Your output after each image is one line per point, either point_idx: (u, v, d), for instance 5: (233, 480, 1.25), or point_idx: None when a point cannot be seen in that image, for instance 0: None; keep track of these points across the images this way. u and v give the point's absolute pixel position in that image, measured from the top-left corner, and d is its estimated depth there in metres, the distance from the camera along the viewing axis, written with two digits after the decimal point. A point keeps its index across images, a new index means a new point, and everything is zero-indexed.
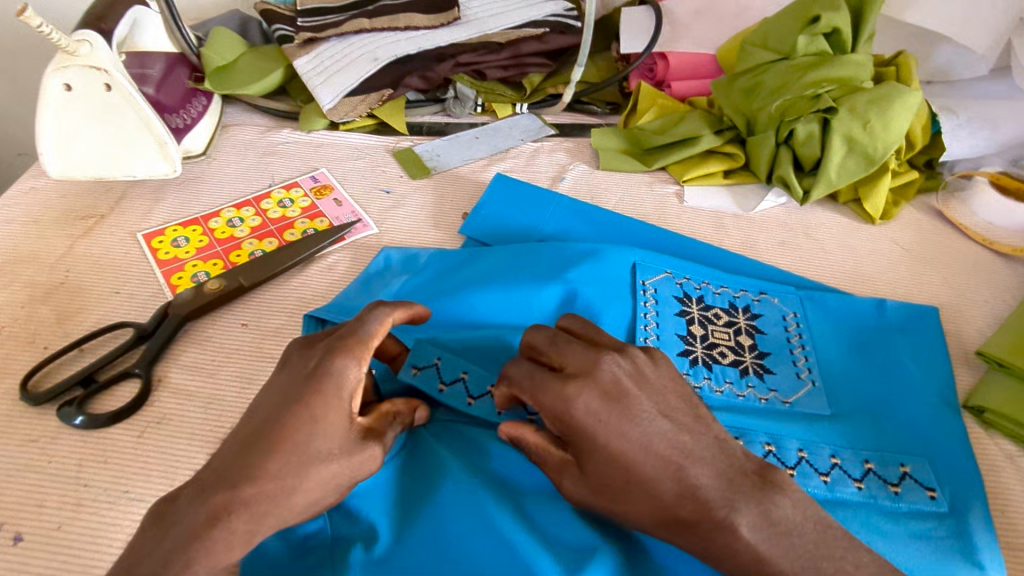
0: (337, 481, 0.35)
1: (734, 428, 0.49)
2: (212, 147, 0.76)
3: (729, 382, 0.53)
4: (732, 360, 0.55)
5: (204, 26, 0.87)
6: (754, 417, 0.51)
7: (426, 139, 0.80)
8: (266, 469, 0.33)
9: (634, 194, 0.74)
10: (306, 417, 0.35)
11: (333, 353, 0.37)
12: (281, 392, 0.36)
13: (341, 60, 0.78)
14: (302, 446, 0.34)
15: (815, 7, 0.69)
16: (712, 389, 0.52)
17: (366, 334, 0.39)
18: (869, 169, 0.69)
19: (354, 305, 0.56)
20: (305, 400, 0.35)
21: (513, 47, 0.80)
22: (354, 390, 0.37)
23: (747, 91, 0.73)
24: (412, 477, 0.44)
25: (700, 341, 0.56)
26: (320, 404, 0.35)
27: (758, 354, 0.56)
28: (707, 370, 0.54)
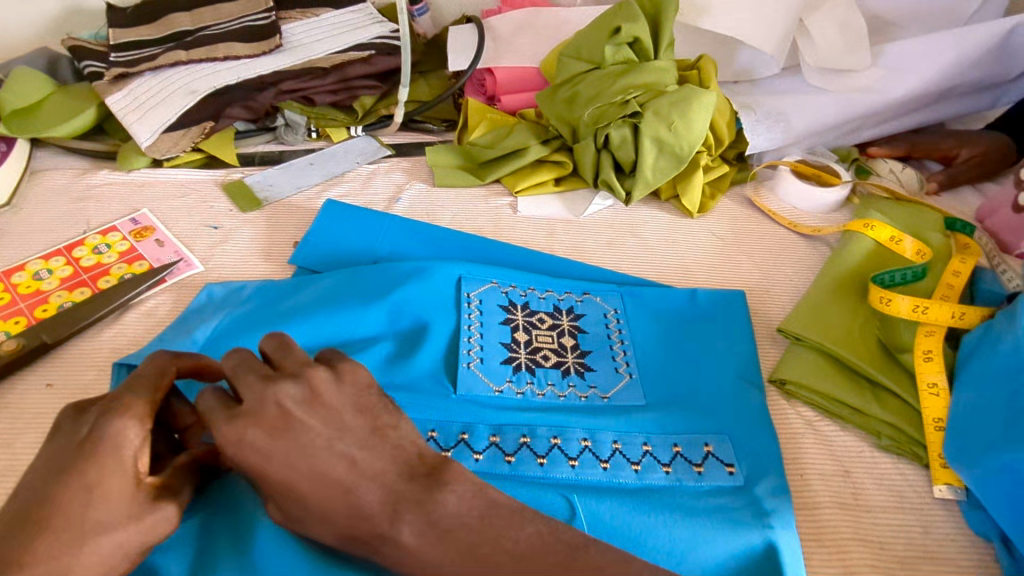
0: (125, 549, 0.36)
1: (553, 428, 0.52)
2: (18, 196, 0.71)
3: (550, 384, 0.57)
4: (554, 362, 0.58)
5: (6, 67, 0.82)
6: (573, 414, 0.54)
7: (258, 169, 0.79)
8: (35, 553, 0.33)
9: (468, 209, 0.76)
10: (79, 491, 0.35)
11: (108, 415, 0.37)
12: (54, 465, 0.36)
13: (157, 94, 0.76)
14: (77, 522, 0.34)
15: (616, 18, 0.73)
16: (534, 393, 0.56)
17: (133, 388, 0.39)
18: (680, 167, 0.74)
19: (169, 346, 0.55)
20: (77, 472, 0.35)
21: (338, 71, 0.80)
22: (135, 451, 0.37)
23: (567, 101, 0.77)
24: (219, 531, 0.42)
25: (524, 347, 0.59)
26: (94, 472, 0.35)
27: (579, 353, 0.59)
28: (530, 375, 0.57)
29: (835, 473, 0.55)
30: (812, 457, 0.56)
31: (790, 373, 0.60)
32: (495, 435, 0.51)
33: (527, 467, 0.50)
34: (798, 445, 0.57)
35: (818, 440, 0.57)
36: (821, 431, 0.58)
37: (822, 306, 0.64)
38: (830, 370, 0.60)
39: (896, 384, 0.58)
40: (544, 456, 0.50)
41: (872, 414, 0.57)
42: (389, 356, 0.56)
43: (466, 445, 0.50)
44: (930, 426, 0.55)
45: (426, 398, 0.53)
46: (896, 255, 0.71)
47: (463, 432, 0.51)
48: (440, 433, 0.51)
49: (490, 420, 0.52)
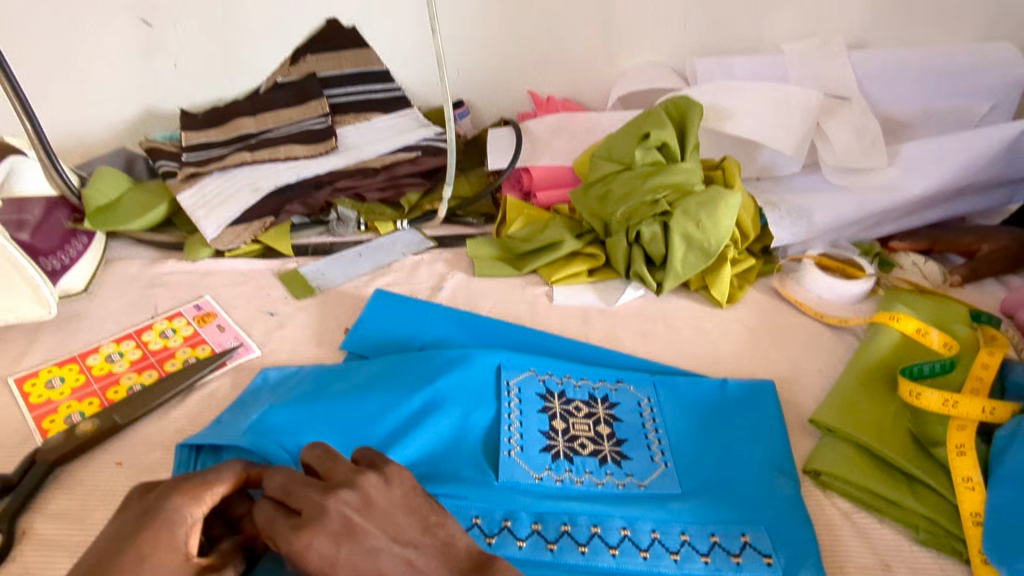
0: None
1: (593, 516, 0.54)
2: (94, 283, 0.78)
3: (588, 472, 0.59)
4: (592, 451, 0.61)
5: (89, 165, 0.90)
6: (612, 503, 0.56)
7: (311, 259, 0.84)
8: None
9: (507, 298, 0.80)
10: (133, 559, 0.40)
11: (171, 493, 0.43)
12: (117, 534, 0.42)
13: (223, 193, 0.83)
14: None
15: (645, 126, 0.80)
16: (573, 481, 0.58)
17: (210, 478, 0.45)
18: (708, 262, 0.78)
19: (228, 428, 0.58)
20: (137, 542, 0.41)
21: (387, 171, 0.88)
22: (188, 529, 0.42)
23: (600, 198, 0.82)
24: None
25: (561, 435, 0.62)
26: (149, 543, 0.41)
27: (616, 441, 0.61)
28: (568, 463, 0.59)
29: (876, 567, 0.55)
30: (853, 550, 0.56)
31: (825, 464, 0.61)
32: (537, 523, 0.54)
33: (570, 555, 0.52)
34: (837, 537, 0.57)
35: (857, 533, 0.58)
36: (858, 522, 0.59)
37: (851, 397, 0.67)
38: (863, 462, 0.61)
39: (931, 477, 0.59)
40: (586, 544, 0.52)
41: (909, 508, 0.58)
42: (435, 441, 0.59)
43: (511, 533, 0.53)
44: (969, 520, 0.56)
45: (472, 485, 0.56)
46: (924, 348, 0.73)
47: (506, 519, 0.54)
48: (484, 520, 0.53)
49: (532, 507, 0.55)
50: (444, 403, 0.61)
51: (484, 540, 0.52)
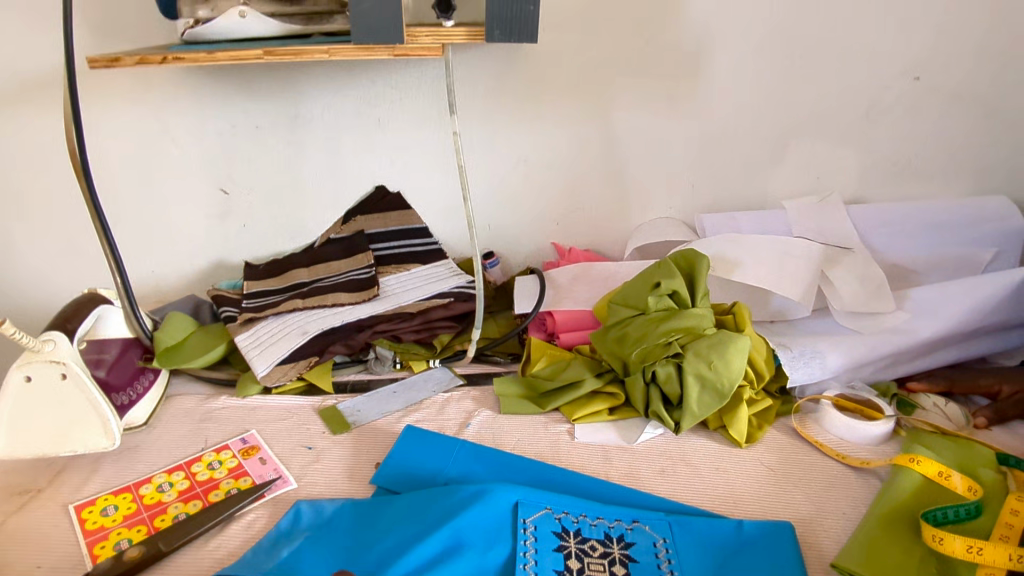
0: None
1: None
2: (154, 416, 0.86)
3: None
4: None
5: (162, 310, 1.02)
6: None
7: (349, 395, 0.91)
8: None
9: (531, 434, 0.84)
10: None
11: None
12: None
13: (275, 335, 0.92)
14: None
15: (656, 275, 0.88)
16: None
17: None
18: (723, 401, 0.81)
19: (260, 562, 0.62)
20: None
21: (423, 314, 0.96)
22: None
23: (618, 339, 0.88)
24: None
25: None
26: None
27: None
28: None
29: None
30: None
31: None
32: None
33: None
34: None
35: None
36: None
37: (871, 541, 0.67)
38: None
39: None
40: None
41: None
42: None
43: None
44: None
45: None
46: (948, 492, 0.72)
47: None
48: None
49: None
50: (463, 539, 0.64)
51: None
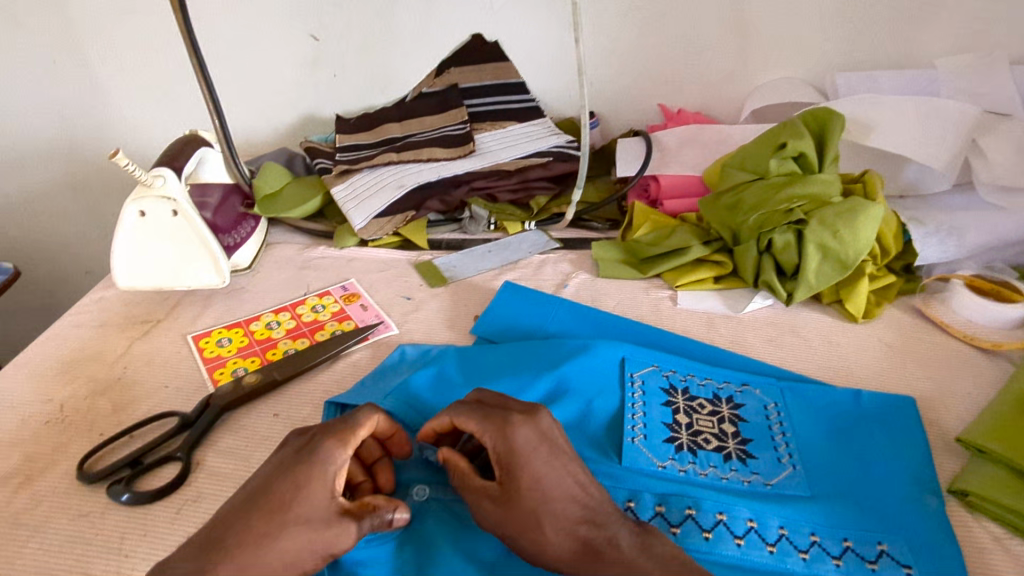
0: (314, 547, 0.43)
1: (719, 504, 0.54)
2: (257, 261, 0.87)
3: (712, 466, 0.59)
4: (716, 446, 0.61)
5: (257, 161, 1.02)
6: (737, 497, 0.56)
7: (444, 253, 0.90)
8: (254, 525, 0.42)
9: (631, 298, 0.81)
10: (292, 488, 0.44)
11: (327, 436, 0.48)
12: (281, 464, 0.47)
13: (371, 188, 0.90)
14: (285, 510, 0.43)
15: (782, 136, 0.79)
16: (697, 472, 0.58)
17: (353, 423, 0.50)
18: (844, 273, 0.75)
19: (371, 393, 0.64)
20: (294, 474, 0.45)
21: (521, 173, 0.91)
22: (336, 471, 0.46)
23: (731, 207, 0.82)
24: (406, 546, 0.51)
25: (685, 428, 0.62)
26: (304, 475, 0.45)
27: (740, 440, 0.61)
28: (691, 455, 0.60)
29: None
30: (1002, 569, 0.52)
31: (976, 487, 0.56)
32: (660, 505, 0.54)
33: (692, 539, 0.52)
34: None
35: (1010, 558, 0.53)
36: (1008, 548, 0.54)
37: (1007, 419, 0.61)
38: (1018, 487, 0.56)
39: None
40: (710, 530, 0.53)
41: None
42: (564, 423, 0.61)
43: (633, 512, 0.54)
44: None
45: (597, 467, 0.57)
46: None
47: (630, 499, 0.55)
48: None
49: (657, 489, 0.56)
50: (569, 387, 0.63)
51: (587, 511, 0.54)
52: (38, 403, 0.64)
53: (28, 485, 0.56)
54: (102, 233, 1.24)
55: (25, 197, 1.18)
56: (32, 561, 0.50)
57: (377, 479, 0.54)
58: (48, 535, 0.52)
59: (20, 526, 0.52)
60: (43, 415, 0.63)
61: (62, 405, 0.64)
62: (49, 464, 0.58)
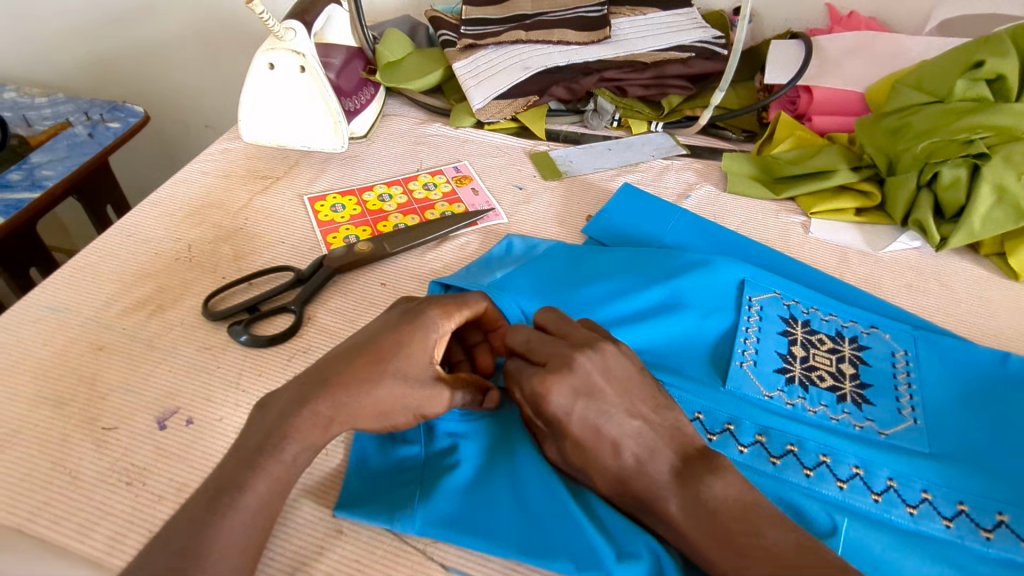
0: (407, 401, 0.44)
1: (824, 445, 0.51)
2: (372, 131, 0.86)
3: (823, 404, 0.55)
4: (830, 385, 0.56)
5: (380, 27, 0.98)
6: (844, 440, 0.52)
7: (560, 146, 0.86)
8: (353, 371, 0.43)
9: (758, 218, 0.75)
10: (394, 343, 0.44)
11: (431, 305, 0.47)
12: (386, 322, 0.47)
13: (495, 66, 0.85)
14: (386, 362, 0.44)
15: (979, 52, 0.68)
16: (805, 409, 0.54)
17: (460, 301, 0.49)
18: (1020, 223, 0.65)
19: (476, 277, 0.62)
20: (398, 331, 0.45)
21: (657, 68, 0.83)
22: (437, 338, 0.46)
23: (893, 131, 0.72)
24: (498, 425, 0.50)
25: (799, 362, 0.58)
26: (408, 334, 0.45)
27: (859, 383, 0.57)
28: (802, 390, 0.56)
29: None
30: None
31: None
32: (761, 435, 0.52)
33: (791, 473, 0.50)
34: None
35: None
36: None
37: None
38: None
39: None
40: (810, 468, 0.50)
41: None
42: (668, 336, 0.58)
43: (732, 436, 0.52)
44: None
45: (698, 386, 0.55)
46: None
47: (729, 422, 0.53)
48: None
49: (758, 419, 0.53)
50: (682, 300, 0.60)
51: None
52: (168, 241, 0.67)
53: (159, 313, 0.60)
54: (225, 87, 1.27)
55: (157, 44, 1.21)
56: (161, 381, 0.54)
57: (476, 360, 0.53)
58: (175, 360, 0.55)
59: (152, 349, 0.56)
60: (172, 252, 0.66)
61: (189, 245, 0.67)
62: (177, 297, 0.61)
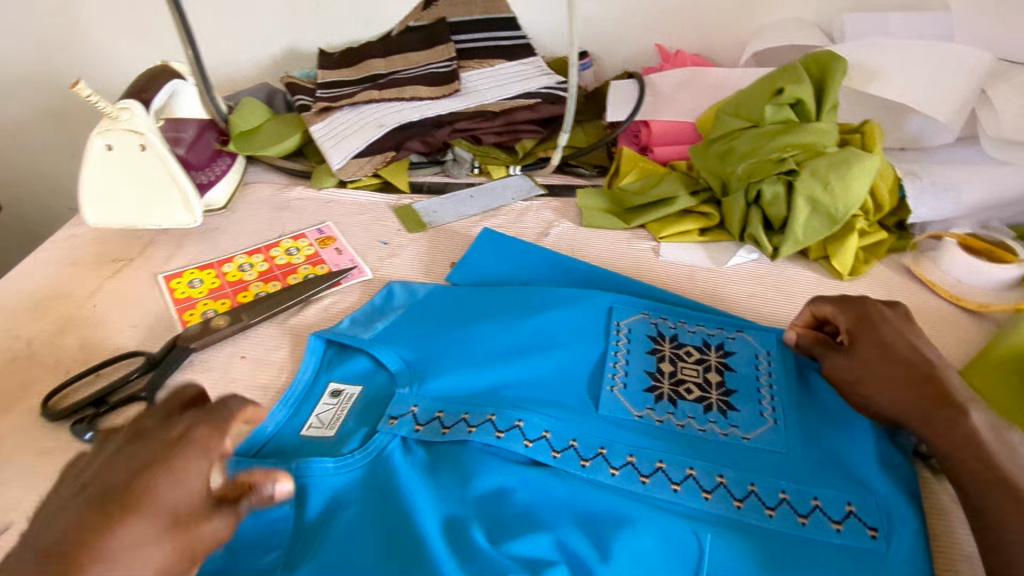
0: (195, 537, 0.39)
1: (688, 459, 0.55)
2: (232, 201, 0.85)
3: (691, 417, 0.59)
4: (697, 397, 0.60)
5: (236, 96, 0.98)
6: (708, 452, 0.56)
7: (424, 197, 0.88)
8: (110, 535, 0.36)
9: (614, 248, 0.80)
10: (163, 474, 0.39)
11: (202, 421, 0.42)
12: (139, 459, 0.39)
13: (351, 127, 0.87)
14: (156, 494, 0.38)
15: (780, 80, 0.75)
16: (673, 424, 0.58)
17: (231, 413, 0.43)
18: (833, 228, 0.73)
19: (363, 327, 0.67)
20: (167, 457, 0.40)
21: (506, 115, 0.88)
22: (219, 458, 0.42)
23: (721, 156, 0.79)
24: (367, 482, 0.54)
25: (668, 377, 0.62)
26: (179, 459, 0.40)
27: (724, 391, 0.61)
28: (672, 407, 0.60)
29: None
30: (965, 538, 0.52)
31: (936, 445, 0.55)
32: (631, 456, 0.55)
33: (661, 492, 0.53)
34: (963, 553, 0.51)
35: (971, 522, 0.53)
36: None
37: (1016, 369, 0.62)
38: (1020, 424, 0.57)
39: None
40: (678, 483, 0.53)
41: None
42: (543, 370, 0.62)
43: (603, 461, 0.55)
44: None
45: (573, 412, 0.59)
46: None
47: (601, 448, 0.56)
48: (446, 414, 0.58)
49: (626, 441, 0.56)
50: (548, 329, 0.65)
51: (523, 441, 0.55)
52: (5, 341, 0.64)
53: None
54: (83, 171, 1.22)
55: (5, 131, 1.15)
56: None
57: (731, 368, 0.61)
58: (10, 471, 0.52)
59: None
60: (9, 352, 0.63)
61: (29, 342, 0.64)
62: (12, 402, 0.58)
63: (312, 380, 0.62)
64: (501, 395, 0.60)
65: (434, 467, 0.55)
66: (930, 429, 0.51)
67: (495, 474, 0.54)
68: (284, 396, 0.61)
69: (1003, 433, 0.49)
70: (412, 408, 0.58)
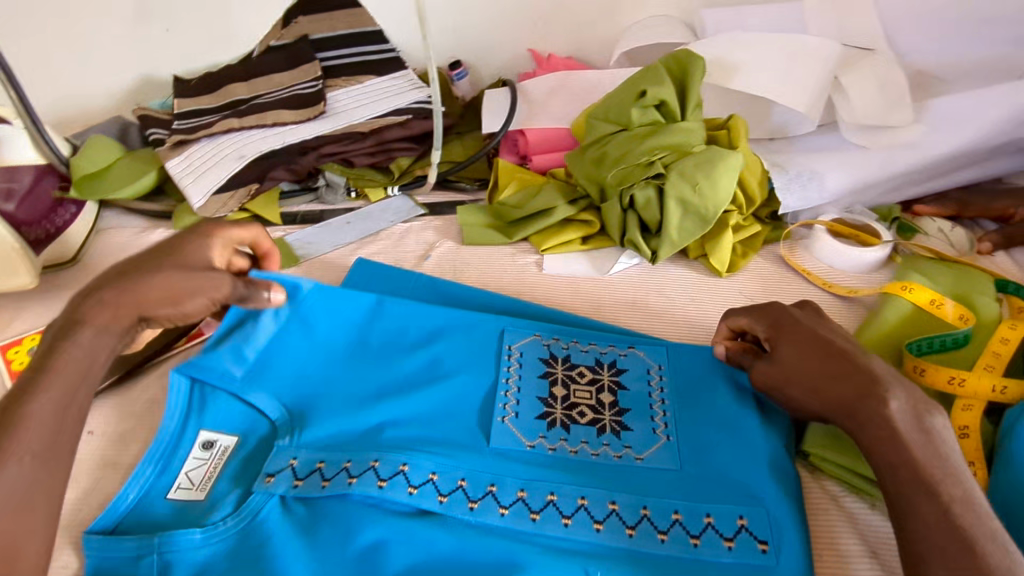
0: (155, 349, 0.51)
1: (581, 488, 0.53)
2: (86, 251, 0.78)
3: (584, 442, 0.56)
4: (590, 420, 0.58)
5: (84, 134, 0.90)
6: (601, 479, 0.54)
7: (298, 227, 0.83)
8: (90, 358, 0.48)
9: (498, 265, 0.78)
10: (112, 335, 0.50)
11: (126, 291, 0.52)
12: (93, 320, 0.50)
13: (210, 159, 0.81)
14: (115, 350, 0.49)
15: (642, 83, 0.75)
16: (566, 451, 0.56)
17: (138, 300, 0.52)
18: (706, 228, 0.73)
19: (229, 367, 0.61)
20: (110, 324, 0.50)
21: (377, 134, 0.85)
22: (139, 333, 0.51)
23: (596, 161, 0.77)
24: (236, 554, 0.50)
25: (560, 402, 0.59)
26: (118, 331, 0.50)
27: (617, 411, 0.59)
28: (563, 433, 0.57)
29: (863, 554, 0.51)
30: (842, 535, 0.53)
31: (811, 445, 0.56)
32: (522, 490, 0.52)
33: (551, 527, 0.51)
34: (841, 552, 0.52)
35: (845, 518, 0.54)
36: (847, 509, 0.54)
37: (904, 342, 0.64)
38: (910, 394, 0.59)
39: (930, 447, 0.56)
40: (569, 516, 0.51)
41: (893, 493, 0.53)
42: (428, 405, 0.58)
43: (493, 499, 0.52)
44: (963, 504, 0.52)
45: (461, 451, 0.55)
46: (937, 321, 0.64)
47: (491, 484, 0.53)
48: (327, 465, 0.54)
49: (517, 476, 0.54)
50: (437, 363, 0.61)
51: (406, 489, 0.52)
52: None
53: None
54: None
55: None
56: None
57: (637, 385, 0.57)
58: None
59: None
60: None
61: None
62: None
63: (178, 432, 0.57)
64: (382, 436, 0.56)
65: (314, 525, 0.51)
66: (852, 420, 0.46)
67: (376, 527, 0.50)
68: (147, 453, 0.55)
69: (922, 416, 0.45)
70: (290, 462, 0.54)
